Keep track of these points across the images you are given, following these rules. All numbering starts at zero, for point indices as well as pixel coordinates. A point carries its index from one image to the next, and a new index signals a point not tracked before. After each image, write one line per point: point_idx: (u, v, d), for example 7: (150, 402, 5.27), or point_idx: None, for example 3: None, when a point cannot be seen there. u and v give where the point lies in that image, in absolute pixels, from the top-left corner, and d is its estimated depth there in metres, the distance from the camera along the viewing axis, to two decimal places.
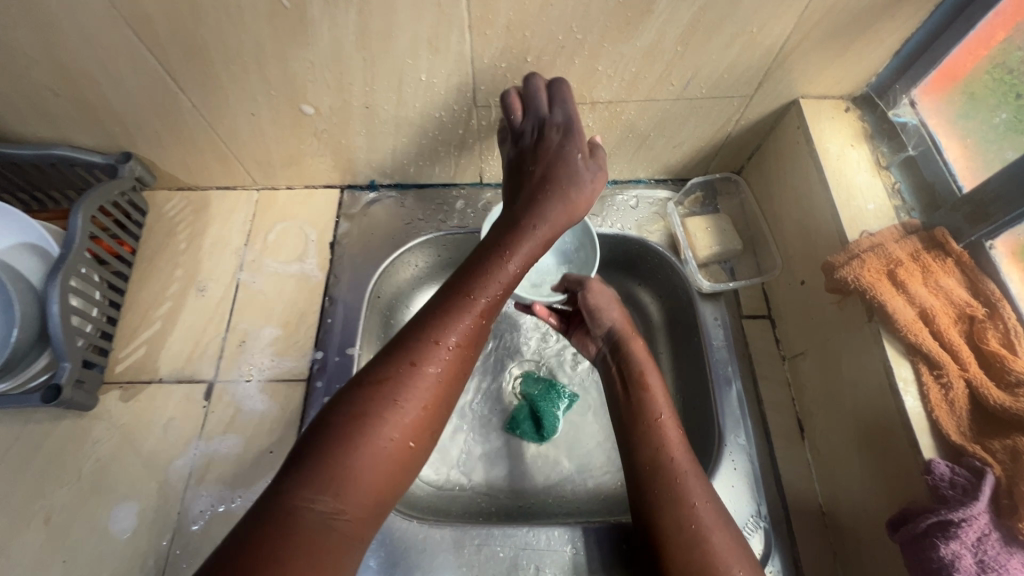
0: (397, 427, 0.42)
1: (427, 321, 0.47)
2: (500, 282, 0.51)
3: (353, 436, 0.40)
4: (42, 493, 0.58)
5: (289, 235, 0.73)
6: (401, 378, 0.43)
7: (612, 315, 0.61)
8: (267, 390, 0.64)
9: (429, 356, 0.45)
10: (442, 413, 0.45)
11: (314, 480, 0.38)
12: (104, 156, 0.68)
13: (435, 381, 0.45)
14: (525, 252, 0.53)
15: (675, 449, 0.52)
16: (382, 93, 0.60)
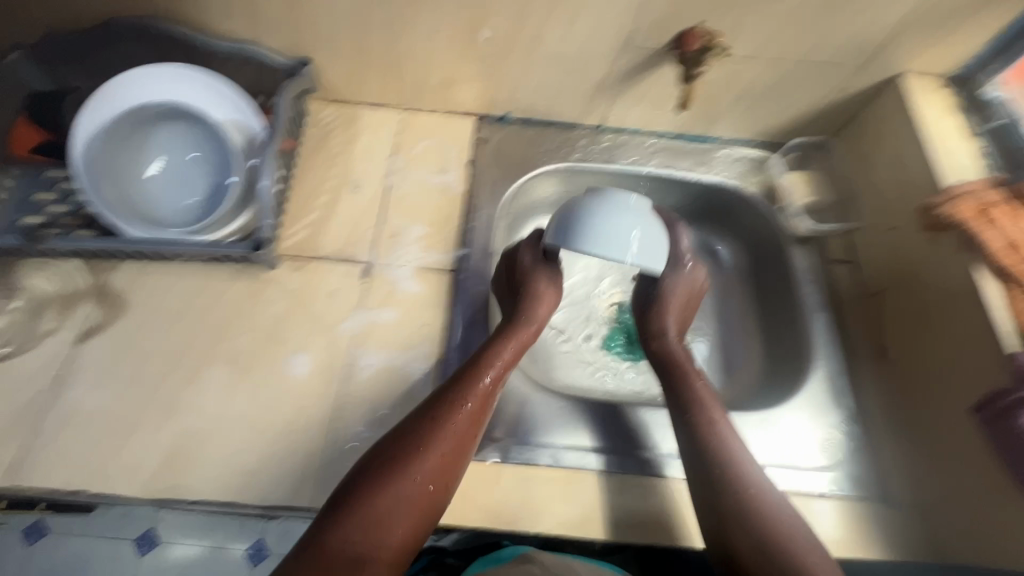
0: (419, 480, 0.53)
1: (449, 391, 0.58)
2: (496, 369, 0.61)
3: (384, 485, 0.51)
4: (226, 337, 0.66)
5: (433, 151, 0.82)
6: (426, 437, 0.55)
7: (670, 323, 0.71)
8: (419, 275, 0.72)
9: (448, 415, 0.56)
10: (463, 459, 0.56)
11: (355, 513, 0.50)
12: (286, 59, 0.76)
13: (458, 429, 0.56)
14: (514, 341, 0.64)
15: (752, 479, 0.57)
16: (554, 25, 0.69)
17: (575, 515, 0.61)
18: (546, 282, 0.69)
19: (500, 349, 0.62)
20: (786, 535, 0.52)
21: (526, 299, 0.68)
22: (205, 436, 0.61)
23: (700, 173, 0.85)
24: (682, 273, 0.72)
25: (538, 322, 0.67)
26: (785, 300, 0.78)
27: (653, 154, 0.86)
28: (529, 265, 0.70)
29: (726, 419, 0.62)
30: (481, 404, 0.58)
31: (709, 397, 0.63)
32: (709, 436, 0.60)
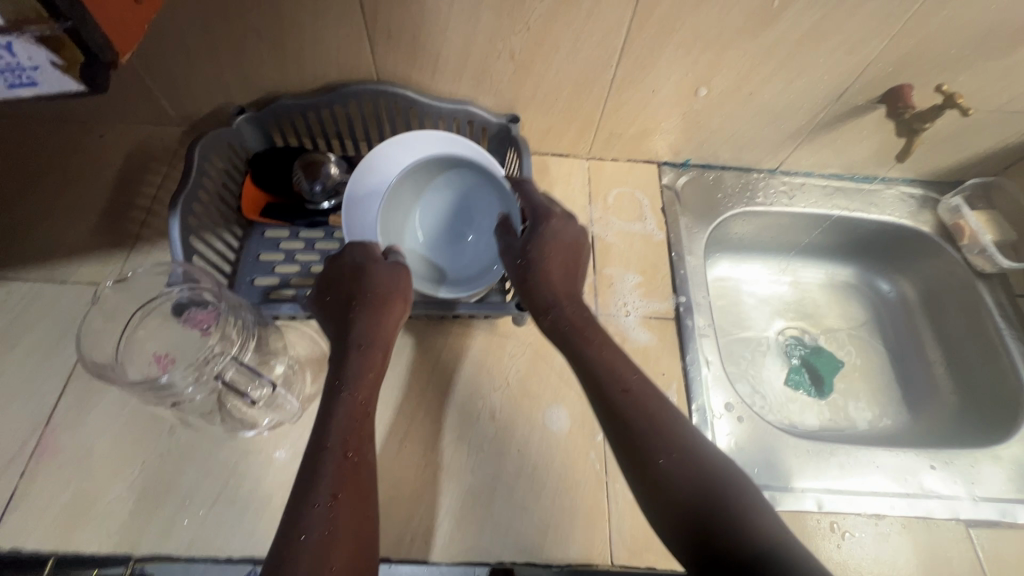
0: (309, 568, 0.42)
1: (320, 440, 0.49)
2: (356, 398, 0.53)
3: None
4: (482, 394, 0.68)
5: (626, 199, 0.85)
6: (300, 509, 0.45)
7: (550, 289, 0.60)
8: (645, 323, 0.74)
9: (342, 479, 0.47)
10: (362, 501, 0.47)
11: None
12: (498, 117, 0.78)
13: (348, 474, 0.48)
14: (364, 360, 0.55)
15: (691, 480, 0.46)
16: (774, 83, 0.73)
17: (855, 560, 0.62)
18: (392, 285, 0.60)
19: (361, 368, 0.54)
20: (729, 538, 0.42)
21: (375, 308, 0.58)
22: (487, 495, 0.62)
23: (876, 215, 0.89)
24: (548, 233, 0.62)
25: (384, 349, 0.57)
26: (972, 332, 0.83)
27: (829, 197, 0.89)
28: (385, 273, 0.61)
29: (660, 419, 0.51)
30: (356, 455, 0.49)
31: (632, 403, 0.52)
32: (650, 439, 0.49)
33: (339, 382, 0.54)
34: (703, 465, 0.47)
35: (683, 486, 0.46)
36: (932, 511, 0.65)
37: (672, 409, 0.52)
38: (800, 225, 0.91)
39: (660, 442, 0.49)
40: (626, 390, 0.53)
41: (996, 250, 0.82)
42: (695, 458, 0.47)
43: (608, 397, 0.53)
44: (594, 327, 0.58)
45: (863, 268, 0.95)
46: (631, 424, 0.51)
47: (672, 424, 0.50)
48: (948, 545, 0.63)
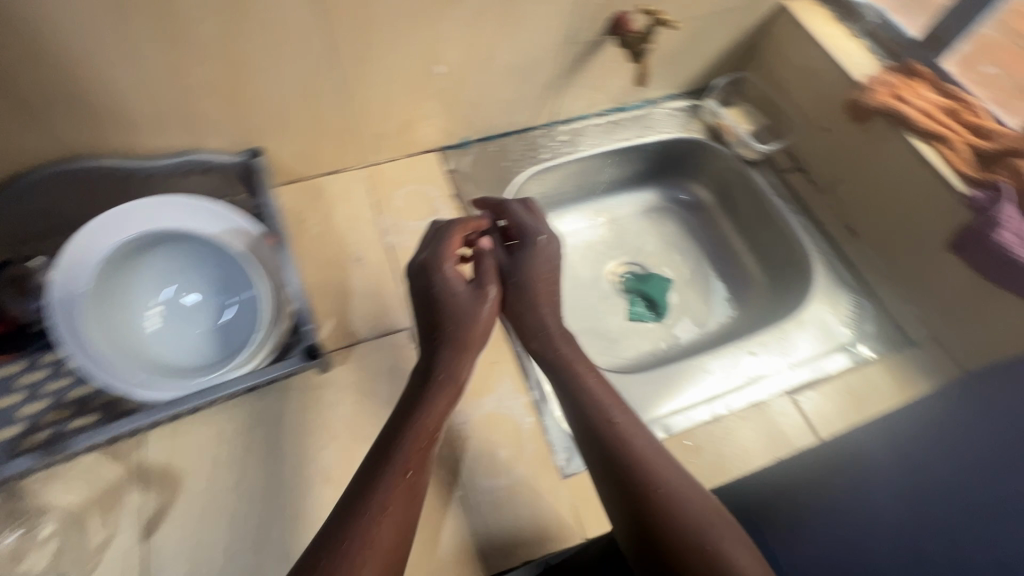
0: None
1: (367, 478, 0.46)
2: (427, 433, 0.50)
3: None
4: (308, 459, 0.61)
5: (414, 197, 0.80)
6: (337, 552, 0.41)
7: (547, 316, 0.59)
8: None
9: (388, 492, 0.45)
10: (407, 534, 0.45)
11: None
12: (234, 155, 0.70)
13: (402, 500, 0.45)
14: (435, 394, 0.52)
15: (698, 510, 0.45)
16: (501, 42, 0.71)
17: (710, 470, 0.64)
18: (470, 315, 0.55)
19: (430, 409, 0.51)
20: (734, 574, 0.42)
21: (452, 332, 0.55)
22: None
23: (653, 135, 0.92)
24: (539, 254, 0.61)
25: (462, 373, 0.54)
26: (759, 216, 0.90)
27: (608, 132, 0.91)
28: (460, 287, 0.57)
29: (652, 462, 0.48)
30: (417, 481, 0.47)
31: (622, 439, 0.49)
32: (641, 465, 0.48)
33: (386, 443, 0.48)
34: (700, 525, 0.44)
35: (682, 524, 0.44)
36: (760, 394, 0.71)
37: (664, 452, 0.50)
38: (590, 167, 0.92)
39: (657, 484, 0.46)
40: (610, 421, 0.50)
41: (747, 140, 0.90)
42: (703, 501, 0.46)
43: (603, 411, 0.51)
44: (568, 342, 0.58)
45: (662, 186, 1.00)
46: (622, 456, 0.48)
47: (656, 457, 0.48)
48: (780, 418, 0.69)
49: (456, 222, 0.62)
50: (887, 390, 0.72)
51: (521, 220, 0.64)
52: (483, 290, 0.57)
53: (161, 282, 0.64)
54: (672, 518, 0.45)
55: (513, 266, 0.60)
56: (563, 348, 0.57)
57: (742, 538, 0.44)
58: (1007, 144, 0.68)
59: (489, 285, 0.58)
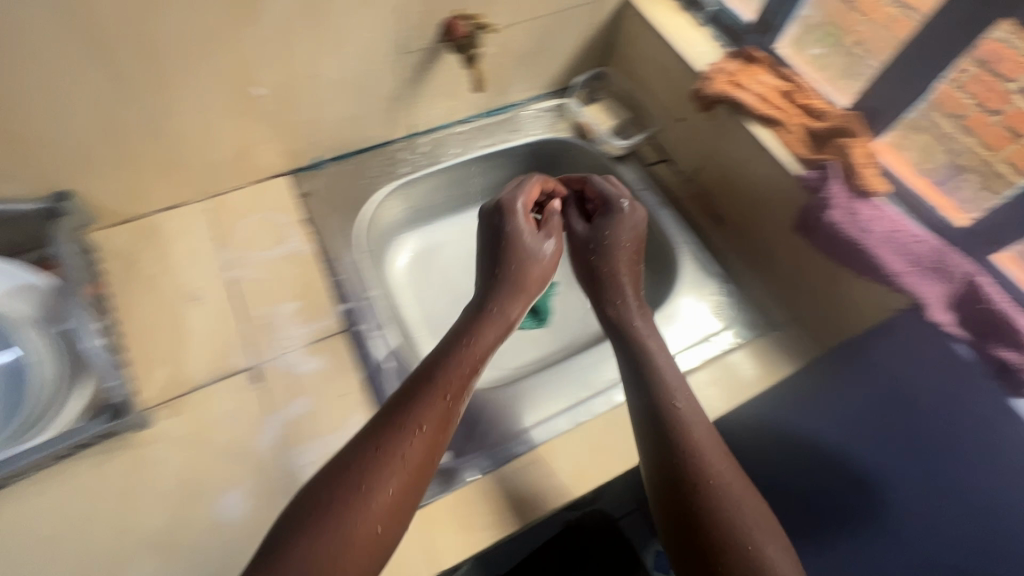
0: (346, 525, 0.42)
1: (406, 405, 0.48)
2: (459, 381, 0.51)
3: (320, 526, 0.41)
4: (131, 525, 0.56)
5: (260, 226, 0.76)
6: (372, 466, 0.44)
7: (626, 281, 0.65)
8: (312, 350, 0.68)
9: (426, 414, 0.48)
10: (420, 485, 0.46)
11: (302, 542, 0.40)
12: (35, 201, 0.63)
13: (420, 445, 0.46)
14: (452, 354, 0.53)
15: (743, 495, 0.50)
16: (322, 57, 0.68)
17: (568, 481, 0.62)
18: (525, 268, 0.62)
19: (455, 366, 0.52)
20: (771, 556, 0.46)
21: (510, 275, 0.61)
22: None
23: (519, 139, 0.90)
24: (625, 215, 0.68)
25: (513, 315, 0.59)
26: None
27: (471, 139, 0.89)
28: (529, 236, 0.64)
29: (709, 444, 0.52)
30: (440, 428, 0.48)
31: (695, 415, 0.55)
32: (682, 445, 0.52)
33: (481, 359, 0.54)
34: (740, 515, 0.48)
35: (744, 508, 0.49)
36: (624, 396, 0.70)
37: (723, 443, 0.54)
38: (454, 178, 0.89)
39: (709, 475, 0.50)
40: (673, 405, 0.55)
41: (607, 139, 0.89)
42: (744, 490, 0.50)
43: (642, 348, 0.60)
44: (647, 322, 0.63)
45: None
46: (694, 429, 0.53)
47: (706, 436, 0.53)
48: None
49: (524, 184, 0.69)
50: (750, 378, 0.71)
51: (605, 190, 0.70)
52: (550, 229, 0.68)
53: None
54: (698, 466, 0.51)
55: (599, 231, 0.68)
56: (637, 322, 0.63)
57: (753, 493, 0.50)
58: (836, 124, 0.68)
59: (546, 232, 0.67)
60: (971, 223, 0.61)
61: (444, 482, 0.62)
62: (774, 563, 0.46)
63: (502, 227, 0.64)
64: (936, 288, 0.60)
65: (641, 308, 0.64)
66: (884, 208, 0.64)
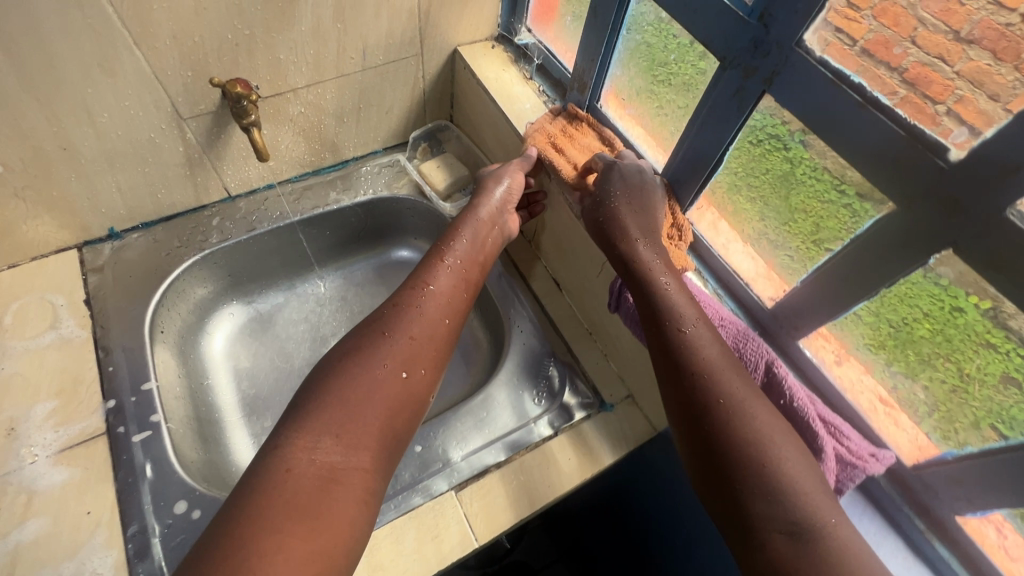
0: (361, 368, 0.49)
1: (411, 278, 0.59)
2: (447, 278, 0.59)
3: (343, 378, 0.48)
4: None
5: (31, 309, 0.68)
6: (390, 318, 0.54)
7: (631, 224, 0.58)
8: (61, 460, 0.60)
9: (436, 277, 0.59)
10: (430, 347, 0.54)
11: (313, 413, 0.45)
12: None
13: (419, 320, 0.55)
14: (470, 227, 0.65)
15: (749, 401, 0.47)
16: (74, 128, 0.61)
17: None
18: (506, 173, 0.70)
19: (442, 266, 0.60)
20: (779, 455, 0.44)
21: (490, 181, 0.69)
22: None
23: (353, 197, 0.84)
24: (619, 168, 0.62)
25: (487, 210, 0.67)
26: None
27: (299, 199, 0.83)
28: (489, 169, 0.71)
29: (717, 359, 0.49)
30: (447, 306, 0.58)
31: (702, 342, 0.50)
32: (693, 355, 0.49)
33: (486, 229, 0.66)
34: (751, 415, 0.46)
35: (753, 408, 0.46)
36: (419, 500, 0.61)
37: (729, 355, 0.50)
38: (279, 241, 0.82)
39: (720, 395, 0.47)
40: (680, 330, 0.51)
41: (442, 199, 0.83)
42: (748, 405, 0.46)
43: (626, 238, 0.58)
44: (652, 248, 0.57)
45: (387, 247, 0.91)
46: (698, 349, 0.49)
47: (719, 355, 0.49)
48: (445, 523, 0.60)
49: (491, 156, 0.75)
50: (570, 469, 0.64)
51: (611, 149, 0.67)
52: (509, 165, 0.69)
53: None
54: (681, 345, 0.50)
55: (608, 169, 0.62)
56: (644, 255, 0.56)
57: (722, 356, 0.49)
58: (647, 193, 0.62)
59: (512, 164, 0.69)
60: (776, 303, 0.56)
61: None
62: (756, 434, 0.45)
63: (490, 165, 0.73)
64: None
65: (653, 249, 0.57)
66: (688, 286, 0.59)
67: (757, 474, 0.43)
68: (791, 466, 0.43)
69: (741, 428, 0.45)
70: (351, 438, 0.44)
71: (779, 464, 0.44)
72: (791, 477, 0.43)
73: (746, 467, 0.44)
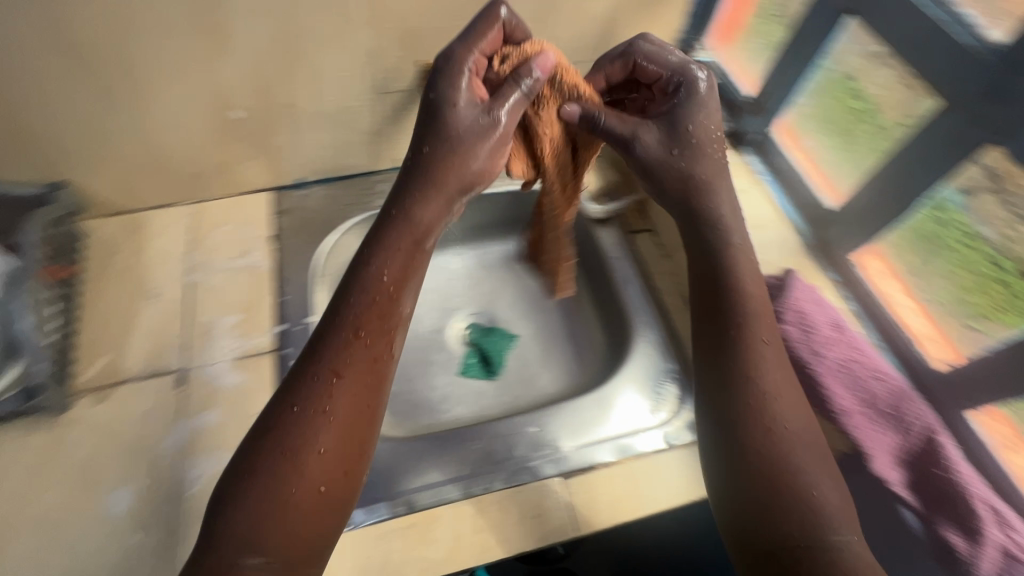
0: (253, 513, 0.44)
1: (314, 356, 0.50)
2: (378, 328, 0.52)
3: (250, 492, 0.44)
4: (28, 499, 0.60)
5: (232, 235, 0.80)
6: (295, 427, 0.47)
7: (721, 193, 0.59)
8: (238, 365, 0.70)
9: (347, 362, 0.50)
10: (349, 450, 0.48)
11: (230, 526, 0.43)
12: (34, 187, 0.70)
13: (328, 424, 0.47)
14: (404, 248, 0.55)
15: (797, 448, 0.48)
16: (301, 90, 0.71)
17: (440, 555, 0.59)
18: (479, 162, 0.56)
19: (365, 314, 0.52)
20: (821, 493, 0.46)
21: (444, 167, 0.55)
22: None
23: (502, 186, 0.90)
24: (696, 98, 0.58)
25: (425, 224, 0.55)
26: (601, 280, 0.85)
27: None
28: (467, 119, 0.55)
29: (772, 398, 0.50)
30: (365, 382, 0.50)
31: (771, 367, 0.51)
32: (758, 392, 0.50)
33: (411, 256, 0.55)
34: (794, 453, 0.48)
35: (801, 450, 0.48)
36: (527, 478, 0.64)
37: (789, 386, 0.51)
38: None
39: (780, 422, 0.49)
40: (761, 342, 0.53)
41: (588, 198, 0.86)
42: (797, 443, 0.48)
43: (711, 203, 0.58)
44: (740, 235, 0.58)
45: (522, 235, 0.96)
46: (757, 381, 0.51)
47: (779, 380, 0.52)
48: (550, 503, 0.62)
49: (472, 37, 0.56)
50: (677, 486, 0.64)
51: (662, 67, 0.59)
52: (492, 134, 0.55)
53: None
54: (749, 355, 0.52)
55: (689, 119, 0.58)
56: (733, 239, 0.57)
57: (791, 378, 0.52)
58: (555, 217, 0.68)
59: (501, 113, 0.55)
60: (949, 368, 0.55)
61: None
62: (798, 465, 0.48)
63: (493, 106, 0.55)
64: (886, 437, 0.52)
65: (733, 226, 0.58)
66: (843, 332, 0.57)
67: (799, 500, 0.46)
68: (829, 496, 0.46)
69: (785, 455, 0.48)
70: (288, 555, 0.44)
71: (824, 500, 0.45)
72: (833, 511, 0.45)
73: (793, 505, 0.45)
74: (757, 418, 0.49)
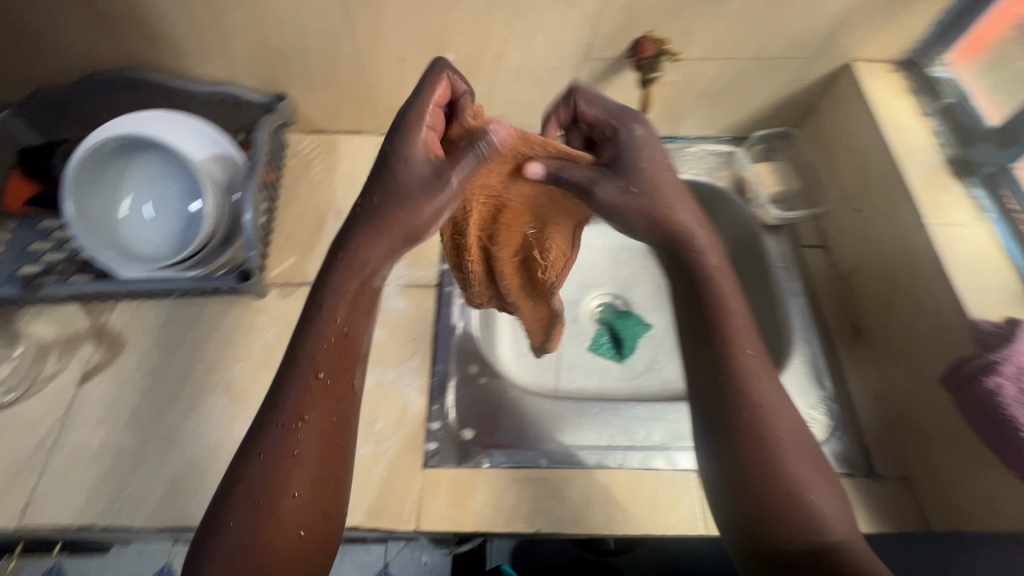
0: (228, 557, 0.41)
1: (276, 400, 0.46)
2: (335, 356, 0.47)
3: (223, 541, 0.42)
4: (222, 366, 0.69)
5: None
6: (265, 473, 0.44)
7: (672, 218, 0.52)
8: (404, 293, 0.75)
9: (311, 403, 0.46)
10: (325, 485, 0.45)
11: None
12: (263, 96, 0.79)
13: (299, 465, 0.44)
14: (352, 294, 0.48)
15: (812, 486, 0.45)
16: (514, 43, 0.72)
17: (570, 513, 0.61)
18: (433, 214, 0.47)
19: (315, 353, 0.47)
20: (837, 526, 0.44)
21: (393, 221, 0.47)
22: (206, 464, 0.63)
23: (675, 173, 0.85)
24: (639, 140, 0.52)
25: (372, 266, 0.49)
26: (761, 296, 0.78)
27: None
28: (419, 173, 0.47)
29: (771, 432, 0.46)
30: (328, 415, 0.46)
31: (759, 405, 0.47)
32: (761, 433, 0.46)
33: (361, 295, 0.49)
34: (814, 496, 0.44)
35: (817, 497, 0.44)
36: (661, 464, 0.64)
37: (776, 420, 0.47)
38: None
39: (787, 462, 0.45)
40: (747, 353, 0.49)
41: (765, 201, 0.81)
42: (809, 486, 0.45)
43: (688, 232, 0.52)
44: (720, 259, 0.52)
45: None
46: (763, 417, 0.47)
47: (778, 408, 0.47)
48: (680, 495, 0.62)
49: (426, 89, 0.47)
50: None
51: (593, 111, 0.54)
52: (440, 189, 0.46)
53: (147, 172, 0.71)
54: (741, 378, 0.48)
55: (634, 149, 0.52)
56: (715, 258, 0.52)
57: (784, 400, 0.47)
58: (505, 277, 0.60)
59: (455, 173, 0.46)
60: None
61: (457, 456, 0.64)
62: (795, 469, 0.45)
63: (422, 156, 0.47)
64: None
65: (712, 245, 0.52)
66: None
67: (799, 511, 0.44)
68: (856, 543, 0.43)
69: (803, 492, 0.45)
70: None
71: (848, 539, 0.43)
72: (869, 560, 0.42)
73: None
74: (752, 428, 0.46)
